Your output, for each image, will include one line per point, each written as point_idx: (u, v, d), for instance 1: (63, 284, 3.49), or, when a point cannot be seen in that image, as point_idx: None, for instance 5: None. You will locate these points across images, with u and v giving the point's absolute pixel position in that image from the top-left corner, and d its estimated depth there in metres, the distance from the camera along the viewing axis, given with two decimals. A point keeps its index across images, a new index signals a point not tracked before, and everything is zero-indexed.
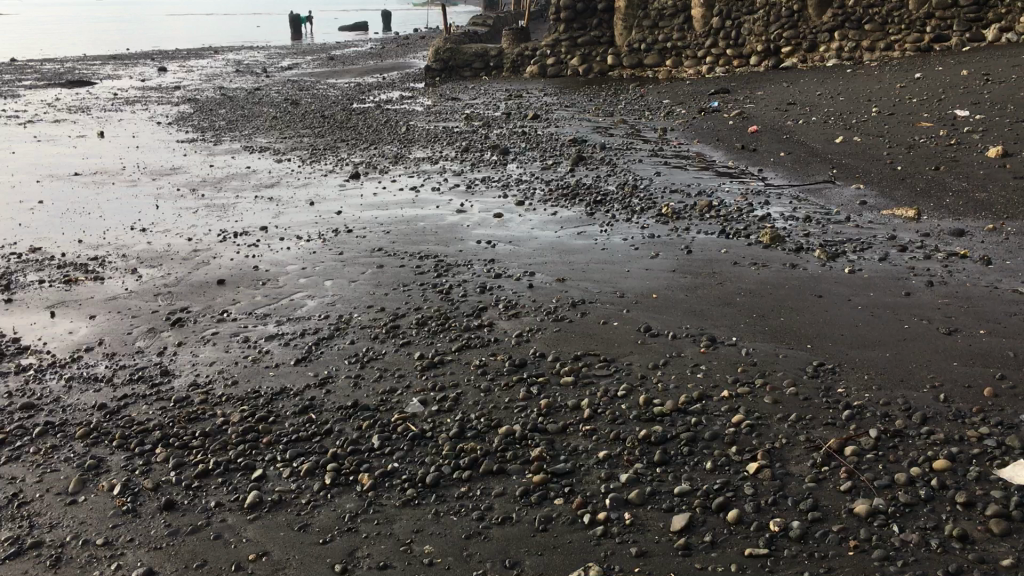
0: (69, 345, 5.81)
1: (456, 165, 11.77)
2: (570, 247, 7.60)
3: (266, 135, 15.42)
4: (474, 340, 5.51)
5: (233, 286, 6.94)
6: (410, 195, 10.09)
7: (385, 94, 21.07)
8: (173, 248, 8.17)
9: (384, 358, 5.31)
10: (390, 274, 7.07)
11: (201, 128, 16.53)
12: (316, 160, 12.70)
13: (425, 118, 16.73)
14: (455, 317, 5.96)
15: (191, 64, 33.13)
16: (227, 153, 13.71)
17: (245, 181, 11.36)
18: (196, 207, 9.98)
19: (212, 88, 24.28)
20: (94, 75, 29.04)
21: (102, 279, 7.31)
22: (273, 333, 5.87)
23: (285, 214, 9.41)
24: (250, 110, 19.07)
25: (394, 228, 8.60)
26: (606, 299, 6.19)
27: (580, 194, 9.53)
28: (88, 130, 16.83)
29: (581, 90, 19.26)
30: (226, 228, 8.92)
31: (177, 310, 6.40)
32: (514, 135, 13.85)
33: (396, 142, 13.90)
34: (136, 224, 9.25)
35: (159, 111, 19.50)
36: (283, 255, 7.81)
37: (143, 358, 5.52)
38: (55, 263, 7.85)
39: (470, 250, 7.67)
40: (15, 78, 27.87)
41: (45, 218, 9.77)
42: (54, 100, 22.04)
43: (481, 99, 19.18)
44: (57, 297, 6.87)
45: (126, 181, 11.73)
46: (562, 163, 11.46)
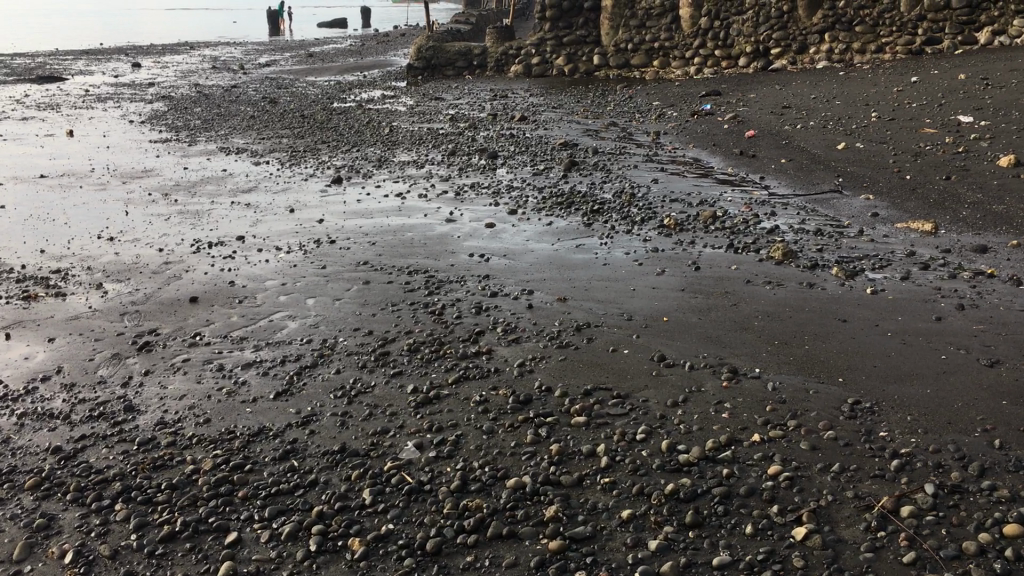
0: (24, 373, 5.26)
1: (442, 170, 11.27)
2: (568, 261, 7.14)
3: (243, 135, 14.85)
4: (472, 371, 5.03)
5: (207, 304, 6.42)
6: (397, 202, 9.60)
7: (366, 92, 20.53)
8: (142, 260, 7.62)
9: (373, 392, 4.83)
10: (377, 291, 6.59)
11: (175, 127, 15.92)
12: (295, 163, 12.16)
13: (409, 119, 16.23)
14: (450, 343, 5.48)
15: (167, 60, 32.38)
16: (202, 154, 13.12)
17: (220, 186, 10.79)
18: (168, 213, 9.43)
19: (188, 85, 23.61)
20: (67, 70, 28.29)
21: (65, 295, 6.75)
22: (251, 360, 5.36)
23: (264, 222, 8.89)
24: (227, 108, 18.45)
25: (380, 238, 8.11)
26: (613, 322, 5.73)
27: (576, 202, 9.07)
28: (58, 128, 16.16)
29: (567, 91, 18.77)
30: (201, 237, 8.38)
31: (145, 333, 5.86)
32: (502, 138, 13.38)
33: (379, 144, 13.38)
34: (104, 232, 8.67)
35: (132, 109, 18.84)
36: (261, 268, 7.29)
37: (106, 390, 4.99)
38: (15, 276, 7.27)
39: (463, 264, 7.19)
40: None
41: (6, 224, 9.16)
42: (23, 97, 21.29)
43: (465, 99, 18.68)
44: (14, 316, 6.30)
45: (95, 184, 11.13)
46: (554, 168, 11.00)
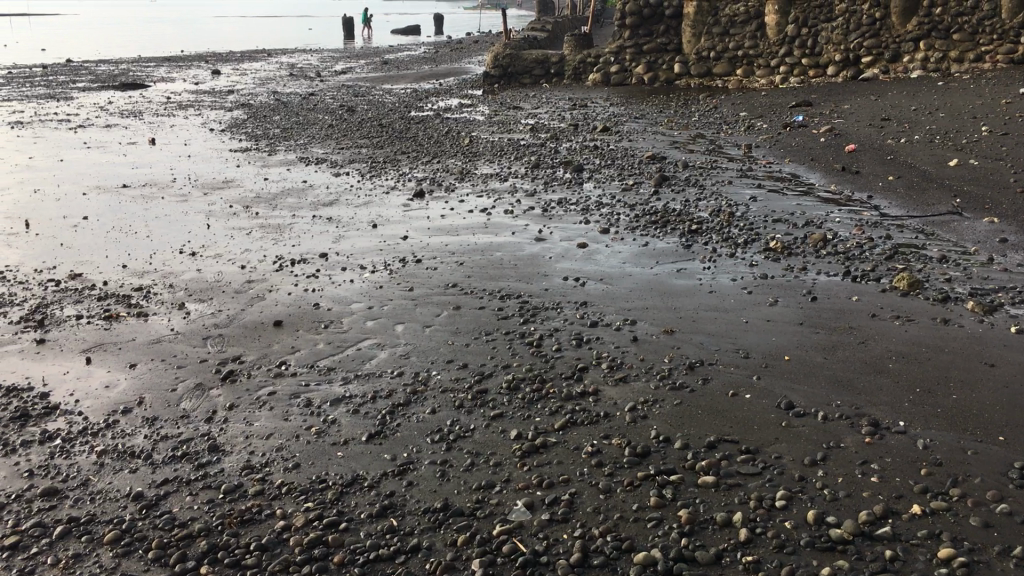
0: (105, 403, 4.98)
1: (526, 184, 10.88)
2: (671, 287, 6.67)
3: (322, 145, 14.65)
4: (580, 415, 4.62)
5: (292, 329, 6.10)
6: (482, 218, 9.23)
7: (442, 101, 20.28)
8: (224, 278, 7.34)
9: (473, 438, 4.44)
10: (469, 318, 6.22)
11: (254, 136, 15.81)
12: (375, 175, 11.88)
13: (488, 128, 15.91)
14: (552, 381, 5.07)
15: (245, 67, 32.64)
16: (282, 164, 12.94)
17: (301, 198, 10.55)
18: (250, 227, 9.19)
19: (266, 93, 23.66)
20: (149, 77, 28.65)
21: (147, 315, 6.48)
22: (340, 395, 5.01)
23: (347, 239, 8.58)
24: (305, 116, 18.34)
25: (467, 258, 7.73)
26: (728, 360, 5.25)
27: (671, 221, 8.59)
28: (140, 136, 16.17)
29: (647, 100, 18.24)
30: (283, 253, 8.11)
31: (228, 360, 5.56)
32: (587, 150, 12.95)
33: (460, 155, 13.05)
34: (186, 247, 8.45)
35: (213, 117, 18.86)
36: (346, 289, 6.98)
37: (189, 425, 4.68)
38: (96, 292, 7.02)
39: (557, 289, 6.78)
40: (71, 79, 27.50)
41: (89, 236, 8.99)
42: (106, 104, 21.52)
43: (544, 108, 18.30)
44: (96, 337, 6.04)
45: (176, 195, 10.97)
46: (643, 183, 10.53)
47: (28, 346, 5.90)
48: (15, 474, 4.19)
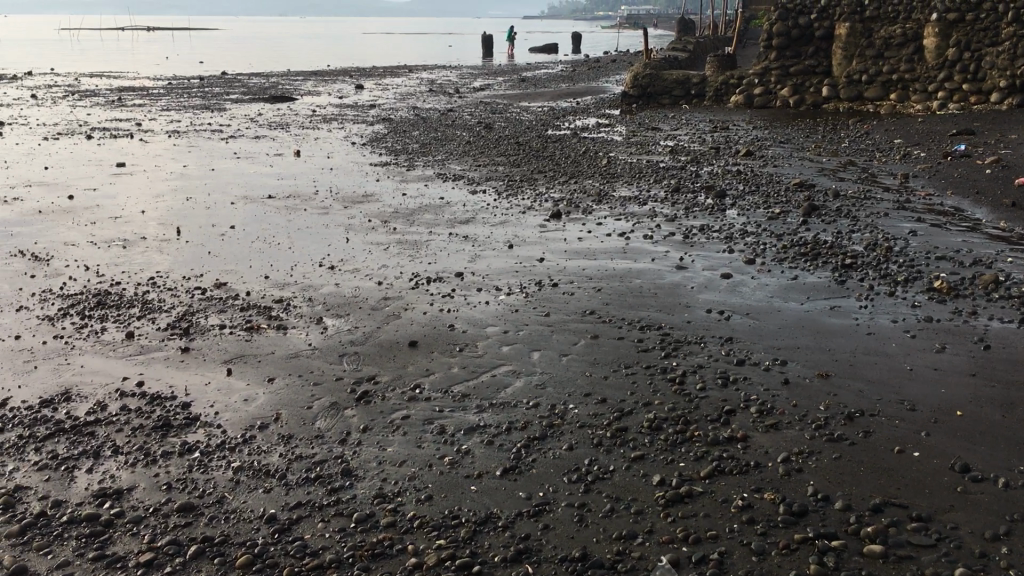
0: (243, 417, 4.97)
1: (667, 208, 10.56)
2: (824, 326, 6.25)
3: (460, 161, 14.71)
4: (728, 463, 4.31)
5: (427, 351, 6.01)
6: (621, 243, 8.98)
7: (580, 120, 20.13)
8: (361, 294, 7.34)
9: (613, 480, 4.20)
10: (608, 348, 5.98)
11: (394, 151, 16.03)
12: (512, 194, 11.79)
13: (626, 149, 15.64)
14: (697, 423, 4.77)
15: (387, 82, 33.40)
16: (421, 180, 13.03)
17: (438, 215, 10.55)
18: (388, 243, 9.23)
19: (407, 107, 24.07)
20: (297, 91, 29.66)
21: (286, 328, 6.51)
22: (474, 424, 4.85)
23: (483, 258, 8.48)
24: (443, 132, 18.52)
25: (606, 284, 7.50)
26: (892, 412, 4.83)
27: (823, 254, 8.12)
28: (287, 148, 16.65)
29: (793, 124, 17.58)
30: (419, 271, 8.07)
31: (363, 380, 5.49)
32: (730, 175, 12.52)
33: (598, 176, 12.84)
34: (325, 260, 8.53)
35: (355, 131, 19.28)
36: (482, 311, 6.85)
37: (323, 446, 4.61)
38: (238, 302, 7.13)
39: (701, 322, 6.46)
40: (225, 91, 28.76)
41: (234, 246, 9.20)
42: (256, 115, 22.35)
43: (684, 130, 17.89)
44: (237, 348, 6.09)
45: (318, 207, 11.16)
46: (790, 212, 10.05)
47: (173, 354, 6.00)
48: (153, 486, 4.20)
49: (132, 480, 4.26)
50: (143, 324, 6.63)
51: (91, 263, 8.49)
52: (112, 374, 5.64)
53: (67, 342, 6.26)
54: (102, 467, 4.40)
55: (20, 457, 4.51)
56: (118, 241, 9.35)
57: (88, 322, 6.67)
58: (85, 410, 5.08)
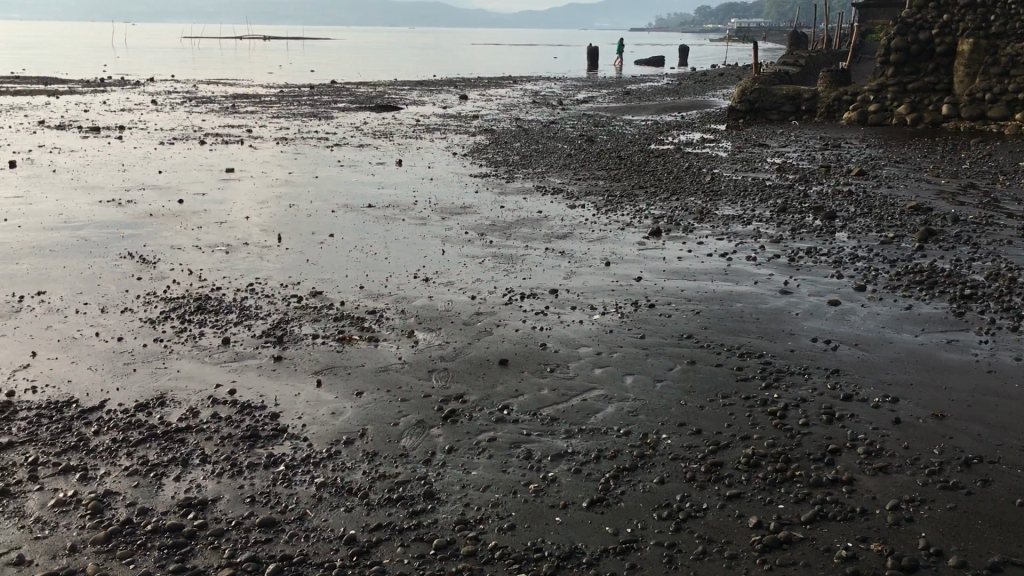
0: (330, 430, 4.94)
1: (772, 229, 10.20)
2: (940, 362, 5.88)
3: (560, 174, 14.59)
4: (831, 509, 4.04)
5: (518, 370, 5.88)
6: (722, 264, 8.70)
7: (684, 135, 19.77)
8: (454, 308, 7.27)
9: (706, 519, 3.98)
10: (706, 375, 5.74)
11: (495, 163, 16.02)
12: (612, 209, 11.59)
13: (731, 166, 15.25)
14: (798, 462, 4.50)
15: (491, 93, 33.57)
16: (519, 192, 12.95)
17: (536, 229, 10.43)
18: (484, 256, 9.16)
19: (509, 119, 24.10)
20: (402, 100, 30.06)
21: (378, 340, 6.49)
22: (562, 450, 4.69)
23: (579, 275, 8.32)
24: (545, 144, 18.44)
25: (705, 307, 7.24)
26: (1014, 461, 4.47)
27: (940, 283, 7.68)
28: (389, 157, 16.83)
29: (910, 144, 16.87)
30: (514, 285, 7.97)
31: (451, 398, 5.39)
32: (840, 196, 12.05)
33: (701, 194, 12.53)
34: (421, 272, 8.51)
35: (457, 141, 19.38)
36: (575, 330, 6.70)
37: (407, 465, 4.53)
38: (332, 312, 7.15)
39: (805, 351, 6.16)
40: (333, 99, 29.35)
41: (332, 254, 9.28)
42: (362, 124, 22.71)
43: (793, 147, 17.37)
44: (328, 359, 6.09)
45: (416, 218, 11.20)
46: (904, 236, 9.58)
47: (266, 362, 6.03)
48: (237, 498, 4.18)
49: (216, 491, 4.26)
50: (239, 330, 6.70)
51: (194, 267, 8.67)
52: (205, 380, 5.70)
53: (165, 346, 6.37)
54: (189, 476, 4.41)
55: (112, 461, 4.56)
56: (221, 247, 9.54)
57: (186, 327, 6.78)
58: (177, 416, 5.13)
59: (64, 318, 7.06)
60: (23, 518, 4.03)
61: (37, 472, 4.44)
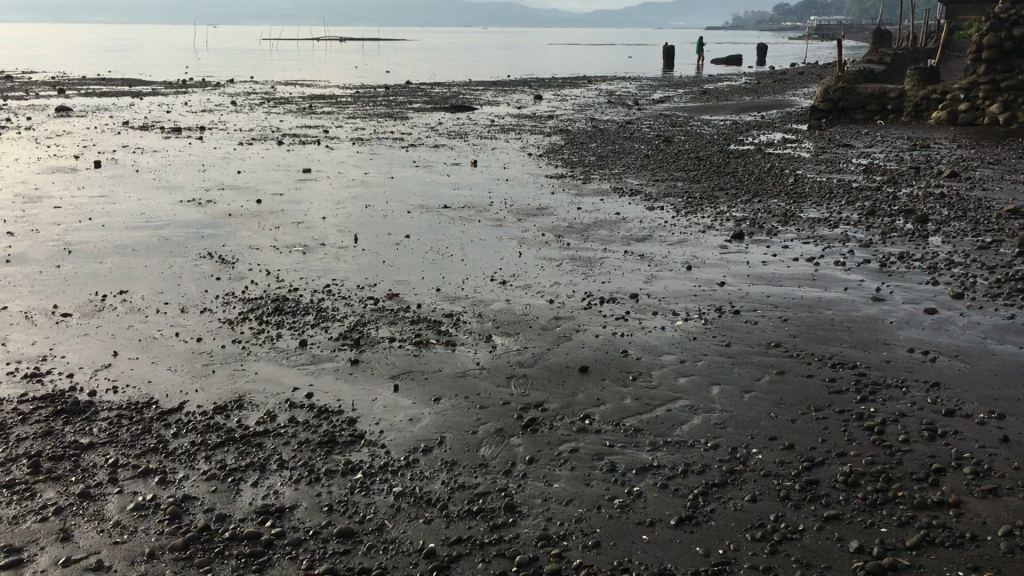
0: (408, 438, 4.84)
1: (860, 233, 9.83)
2: None
3: (637, 175, 14.35)
4: (939, 534, 3.77)
5: (599, 377, 5.71)
6: (809, 269, 8.38)
7: (764, 135, 19.29)
8: (532, 312, 7.13)
9: (802, 542, 3.76)
10: (797, 387, 5.49)
11: (570, 163, 15.85)
12: (692, 211, 11.32)
13: (815, 167, 14.82)
14: (900, 482, 4.23)
15: (566, 93, 33.37)
16: (596, 193, 12.77)
17: (614, 231, 10.23)
18: (561, 258, 9.01)
19: (584, 119, 23.90)
20: (478, 100, 30.08)
21: (455, 344, 6.38)
22: (647, 463, 4.51)
23: (660, 280, 8.10)
24: (621, 145, 18.20)
25: (793, 314, 6.97)
26: None
27: None
28: (464, 158, 16.79)
29: (1003, 144, 16.16)
30: (593, 289, 7.80)
31: (531, 406, 5.25)
32: (932, 198, 11.58)
33: (784, 195, 12.17)
34: (498, 274, 8.40)
35: (532, 142, 19.26)
36: (658, 337, 6.49)
37: (487, 477, 4.39)
38: (409, 315, 7.07)
39: (901, 363, 5.86)
40: (409, 100, 29.50)
41: (408, 256, 9.23)
42: (437, 124, 22.74)
43: (879, 148, 16.81)
44: (405, 363, 6.00)
45: (493, 219, 11.11)
46: (1003, 241, 9.12)
47: (343, 366, 5.97)
48: (314, 506, 4.10)
49: (293, 498, 4.19)
50: (316, 333, 6.66)
51: (272, 267, 8.70)
52: (282, 383, 5.66)
53: (244, 348, 6.36)
54: (266, 481, 4.36)
55: (189, 464, 4.54)
56: (299, 247, 9.57)
57: (264, 328, 6.77)
58: (254, 420, 5.09)
59: (145, 318, 7.13)
60: (102, 521, 4.02)
61: (117, 475, 4.44)
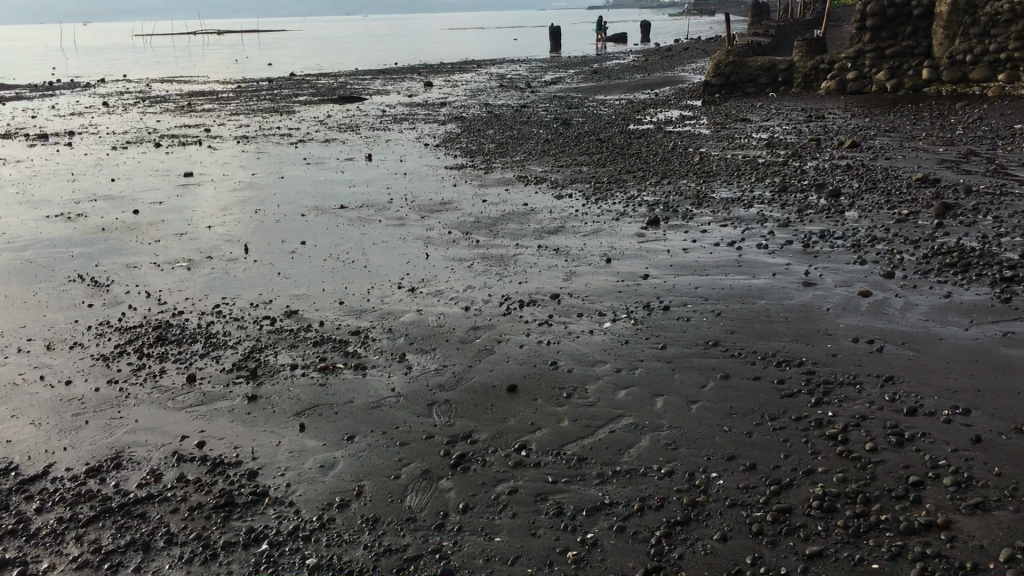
0: (319, 491, 4.16)
1: (776, 212, 9.52)
2: (1002, 361, 5.23)
3: (540, 162, 13.84)
4: (935, 565, 3.35)
5: (529, 397, 5.14)
6: (732, 254, 7.98)
7: (662, 113, 19.04)
8: (447, 323, 6.51)
9: None
10: (746, 392, 5.03)
11: (469, 152, 15.23)
12: (601, 197, 10.86)
13: (717, 143, 14.58)
14: (880, 503, 3.79)
15: (456, 79, 32.61)
16: (500, 184, 12.20)
17: (524, 224, 9.66)
18: (472, 258, 8.40)
19: (479, 105, 23.25)
20: (366, 90, 29.05)
21: (366, 368, 5.71)
22: (598, 500, 3.96)
23: (580, 276, 7.57)
24: (519, 130, 17.66)
25: (726, 307, 6.53)
26: None
27: (973, 265, 7.04)
28: (357, 152, 15.96)
29: (895, 111, 16.23)
30: (509, 292, 7.22)
31: (458, 440, 4.64)
32: (840, 170, 11.41)
33: (693, 175, 11.82)
34: (405, 281, 7.73)
35: (427, 131, 18.52)
36: (588, 343, 5.96)
37: (417, 535, 3.77)
38: (311, 336, 6.35)
39: (850, 355, 5.48)
40: (293, 92, 28.34)
41: (305, 265, 8.47)
42: (326, 117, 21.75)
43: (776, 120, 16.72)
44: (309, 396, 5.30)
45: (393, 217, 10.41)
46: (920, 213, 8.92)
47: (239, 404, 5.23)
48: None
49: None
50: (206, 364, 5.89)
51: (152, 288, 7.81)
52: (168, 433, 4.88)
53: (121, 389, 5.54)
54: (152, 566, 3.64)
55: (57, 550, 3.78)
56: (182, 262, 8.68)
57: (146, 363, 5.95)
58: (135, 483, 4.33)
59: (3, 360, 6.21)
60: None
61: None
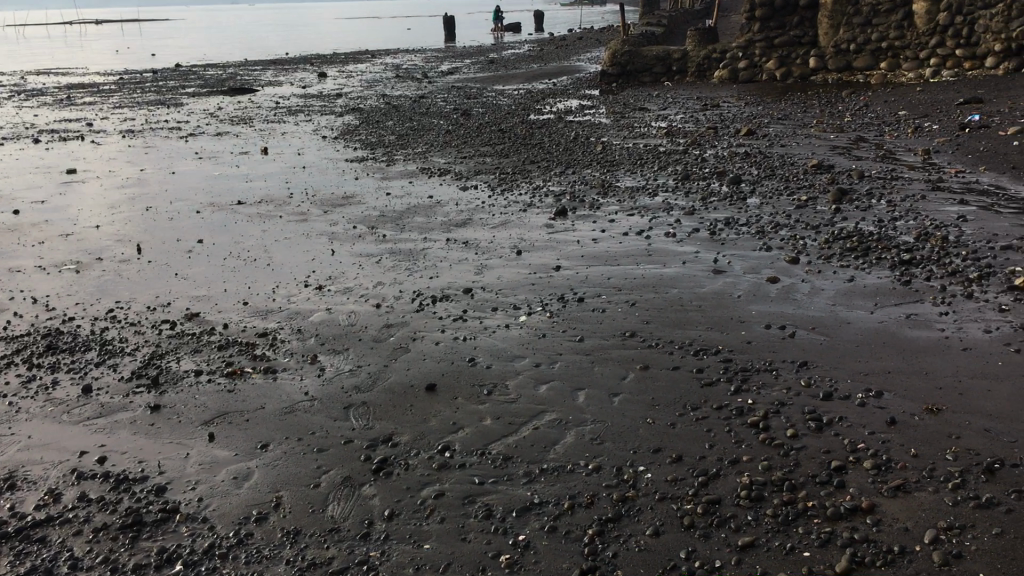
0: (235, 505, 3.96)
1: (681, 200, 9.62)
2: (908, 343, 5.37)
3: (442, 153, 13.66)
4: (864, 550, 3.39)
5: (449, 396, 5.02)
6: (641, 243, 8.01)
7: (561, 102, 19.07)
8: (358, 321, 6.32)
9: None
10: (667, 382, 5.02)
11: (369, 144, 14.93)
12: (507, 189, 10.78)
13: (618, 133, 14.67)
14: (806, 489, 3.83)
15: (350, 69, 32.00)
16: (403, 176, 11.99)
17: (430, 218, 9.49)
18: (379, 253, 8.20)
19: (376, 96, 22.86)
20: (258, 82, 28.21)
21: (276, 371, 5.48)
22: (528, 500, 3.88)
23: (491, 269, 7.47)
24: (419, 121, 17.43)
25: (639, 297, 6.54)
26: None
27: (873, 249, 7.23)
28: (253, 145, 15.47)
29: (786, 99, 16.64)
30: (420, 287, 7.07)
31: (379, 443, 4.49)
32: (739, 158, 11.61)
33: (596, 165, 11.85)
34: (311, 278, 7.48)
35: (324, 123, 18.09)
36: (505, 337, 5.87)
37: (342, 546, 3.62)
38: (216, 339, 6.07)
39: (764, 341, 5.54)
40: (180, 84, 27.30)
41: (204, 264, 8.12)
42: (217, 110, 21.02)
43: (673, 109, 16.93)
44: (218, 403, 5.05)
45: (294, 213, 10.10)
46: (818, 199, 9.14)
47: (143, 416, 4.94)
48: None
49: None
50: (103, 373, 5.56)
51: (38, 293, 7.36)
52: (66, 449, 4.58)
53: (10, 404, 5.18)
54: None
55: None
56: (71, 265, 8.22)
57: (36, 374, 5.58)
58: (32, 505, 4.03)
59: None
60: None
61: None
